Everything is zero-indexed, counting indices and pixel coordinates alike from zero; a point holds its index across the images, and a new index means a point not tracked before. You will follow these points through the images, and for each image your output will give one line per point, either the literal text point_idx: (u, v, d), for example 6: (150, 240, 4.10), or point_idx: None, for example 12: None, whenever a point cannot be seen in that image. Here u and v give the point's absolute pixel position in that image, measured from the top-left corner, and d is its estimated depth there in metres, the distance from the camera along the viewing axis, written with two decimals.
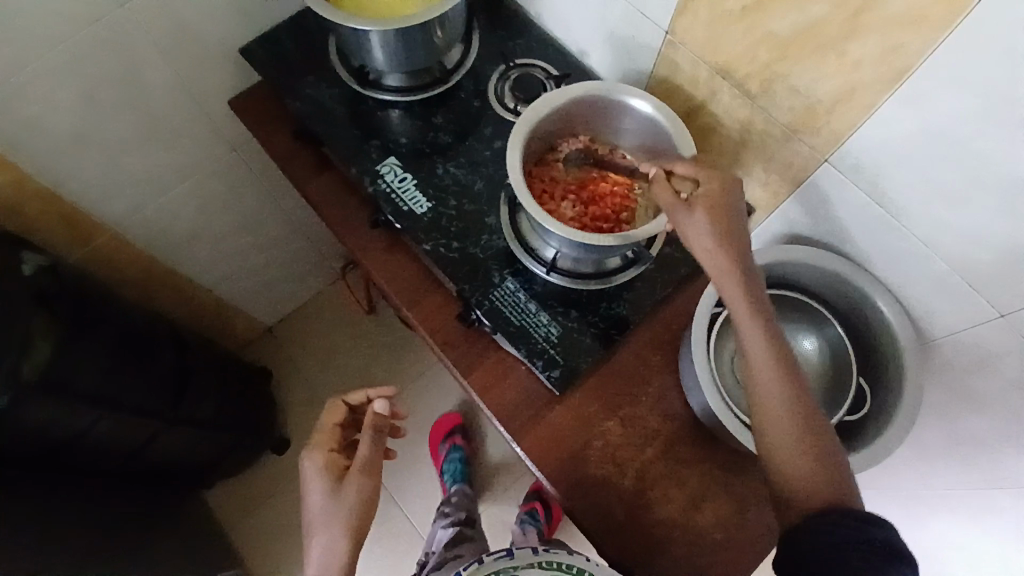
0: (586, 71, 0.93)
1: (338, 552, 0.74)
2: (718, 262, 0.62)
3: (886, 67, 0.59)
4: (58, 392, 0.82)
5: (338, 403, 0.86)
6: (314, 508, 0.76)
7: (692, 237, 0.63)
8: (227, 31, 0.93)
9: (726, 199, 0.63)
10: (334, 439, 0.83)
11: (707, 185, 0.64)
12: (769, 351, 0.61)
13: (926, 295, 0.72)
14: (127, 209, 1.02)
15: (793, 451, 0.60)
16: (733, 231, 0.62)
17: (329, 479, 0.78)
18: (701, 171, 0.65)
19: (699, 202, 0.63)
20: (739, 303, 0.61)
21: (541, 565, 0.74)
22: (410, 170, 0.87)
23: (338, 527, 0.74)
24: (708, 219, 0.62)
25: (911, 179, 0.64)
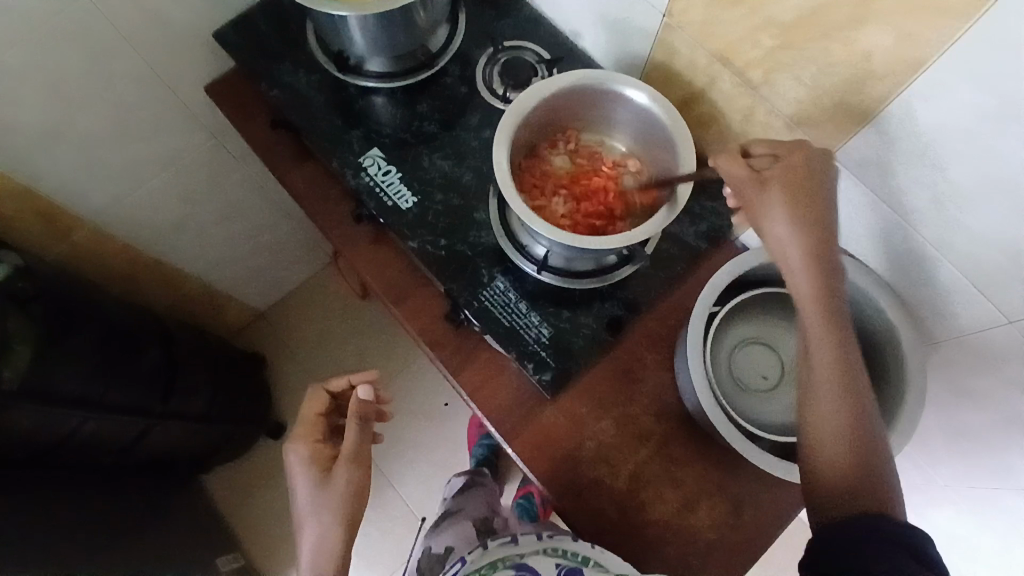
0: (580, 53, 0.88)
1: (332, 542, 0.75)
2: (788, 248, 0.58)
3: (899, 59, 0.55)
4: (44, 396, 0.80)
5: (318, 392, 0.83)
6: (305, 499, 0.77)
7: (767, 218, 0.58)
8: (200, 14, 0.88)
9: (810, 180, 0.58)
10: (318, 429, 0.82)
11: (784, 161, 0.59)
12: (833, 346, 0.58)
13: (933, 295, 0.69)
14: (106, 202, 0.99)
15: (843, 453, 0.56)
16: (819, 213, 0.57)
17: (317, 470, 0.78)
18: (782, 147, 0.60)
19: (777, 179, 0.58)
20: (809, 294, 0.58)
21: (546, 551, 0.71)
22: (394, 162, 0.83)
23: (330, 518, 0.75)
24: (784, 199, 0.57)
25: (921, 177, 0.60)
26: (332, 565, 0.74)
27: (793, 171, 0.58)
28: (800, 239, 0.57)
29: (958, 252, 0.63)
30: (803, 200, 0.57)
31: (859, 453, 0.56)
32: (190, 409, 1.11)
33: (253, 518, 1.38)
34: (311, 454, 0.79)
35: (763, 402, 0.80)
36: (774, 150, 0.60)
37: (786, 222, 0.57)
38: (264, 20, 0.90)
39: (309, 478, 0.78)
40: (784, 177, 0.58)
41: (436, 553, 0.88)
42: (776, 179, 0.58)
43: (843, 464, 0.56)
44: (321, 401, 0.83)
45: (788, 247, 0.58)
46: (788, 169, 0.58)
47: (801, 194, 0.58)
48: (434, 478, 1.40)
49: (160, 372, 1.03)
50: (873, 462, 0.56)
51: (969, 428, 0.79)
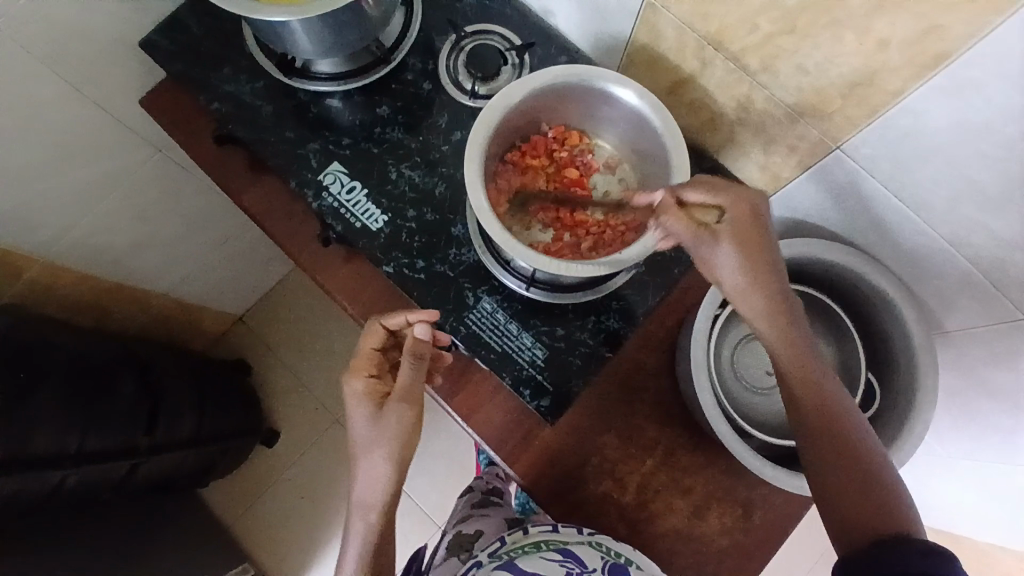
0: (551, 33, 0.79)
1: (382, 483, 0.69)
2: (749, 301, 0.57)
3: (920, 52, 0.50)
4: (19, 462, 0.75)
5: (377, 326, 0.68)
6: (359, 440, 0.68)
7: (721, 275, 0.57)
8: (121, 20, 0.77)
9: (755, 223, 0.56)
10: (373, 363, 0.69)
11: (730, 211, 0.56)
12: (814, 387, 0.56)
13: (942, 292, 0.67)
14: (52, 237, 0.90)
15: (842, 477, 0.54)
16: (764, 266, 0.57)
17: (371, 406, 0.68)
18: (718, 190, 0.57)
19: (725, 232, 0.56)
20: (781, 345, 0.57)
21: (591, 545, 0.69)
22: (357, 176, 0.76)
23: (384, 462, 0.67)
24: (735, 253, 0.56)
25: (942, 173, 0.57)
26: (378, 514, 0.69)
27: (744, 221, 0.56)
28: (760, 293, 0.57)
29: (977, 250, 0.60)
30: (755, 256, 0.56)
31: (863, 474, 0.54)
32: (180, 435, 1.04)
33: (257, 526, 1.37)
34: (365, 392, 0.68)
35: (771, 401, 0.76)
36: (717, 196, 0.57)
37: (737, 277, 0.56)
38: (194, 22, 0.80)
39: (361, 420, 0.68)
40: (732, 228, 0.56)
41: (468, 533, 0.92)
42: (726, 231, 0.56)
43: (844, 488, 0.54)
44: (379, 335, 0.69)
45: (746, 302, 0.57)
46: (735, 219, 0.56)
47: (752, 247, 0.56)
48: (438, 468, 1.32)
49: (141, 409, 0.95)
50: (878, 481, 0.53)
51: (980, 410, 0.78)
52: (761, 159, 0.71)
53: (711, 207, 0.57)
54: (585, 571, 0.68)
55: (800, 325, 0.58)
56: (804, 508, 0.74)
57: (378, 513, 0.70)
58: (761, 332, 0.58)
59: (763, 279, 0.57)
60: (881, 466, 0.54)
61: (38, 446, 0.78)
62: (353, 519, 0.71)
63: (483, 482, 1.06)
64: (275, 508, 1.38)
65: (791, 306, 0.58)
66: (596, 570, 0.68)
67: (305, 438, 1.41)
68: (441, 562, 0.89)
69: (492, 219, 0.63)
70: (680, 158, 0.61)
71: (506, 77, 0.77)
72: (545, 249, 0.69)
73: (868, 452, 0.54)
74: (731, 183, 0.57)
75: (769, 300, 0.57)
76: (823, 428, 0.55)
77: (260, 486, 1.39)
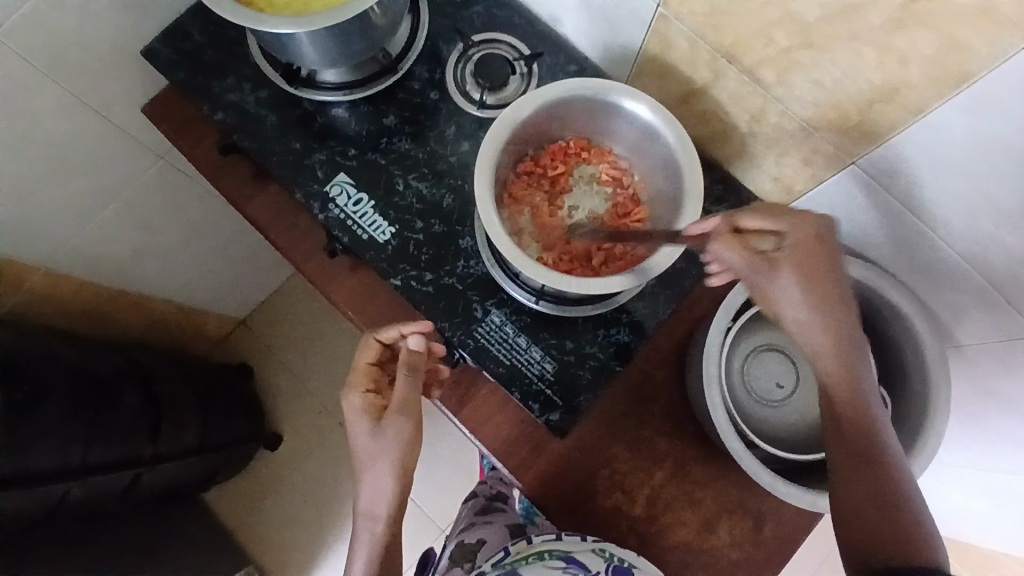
0: (560, 41, 0.78)
1: (387, 495, 0.68)
2: (807, 332, 0.57)
3: (942, 70, 0.49)
4: (25, 476, 0.75)
5: (371, 341, 0.68)
6: (362, 454, 0.67)
7: (778, 304, 0.57)
8: (122, 28, 0.76)
9: (822, 253, 0.57)
10: (370, 378, 0.69)
11: (793, 239, 0.57)
12: (861, 412, 0.56)
13: (956, 305, 0.67)
14: (52, 246, 0.89)
15: (871, 506, 0.53)
16: (830, 297, 0.57)
17: (370, 420, 0.67)
18: (786, 219, 0.58)
19: (786, 259, 0.57)
20: (831, 366, 0.57)
21: (596, 551, 0.68)
22: (365, 188, 0.75)
23: (388, 474, 0.66)
24: (799, 283, 0.56)
25: (960, 189, 0.56)
26: (385, 525, 0.69)
27: (808, 249, 0.57)
28: (820, 326, 0.57)
29: (992, 265, 0.60)
30: (821, 286, 0.57)
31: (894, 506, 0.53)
32: (182, 444, 1.03)
33: (261, 531, 1.37)
34: (363, 407, 0.67)
35: (781, 413, 0.76)
36: (780, 226, 0.58)
37: (800, 305, 0.57)
38: (197, 29, 0.79)
39: (361, 435, 0.66)
40: (792, 257, 0.57)
41: (471, 542, 0.90)
42: (789, 257, 0.57)
43: (870, 516, 0.53)
44: (374, 350, 0.69)
45: (803, 331, 0.57)
46: (800, 249, 0.57)
47: (816, 276, 0.57)
48: (441, 472, 1.31)
49: (144, 419, 0.94)
50: (910, 515, 0.52)
51: (990, 421, 0.77)
52: (773, 170, 0.70)
53: (772, 236, 0.58)
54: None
55: (863, 362, 0.57)
56: (814, 521, 0.74)
57: (384, 524, 0.69)
58: (815, 363, 0.58)
59: (827, 310, 0.57)
60: (917, 504, 0.53)
61: (42, 460, 0.77)
62: (359, 531, 0.70)
63: (485, 487, 1.03)
64: (279, 513, 1.38)
65: (855, 342, 0.58)
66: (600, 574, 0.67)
67: (308, 442, 1.41)
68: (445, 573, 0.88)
69: (503, 234, 0.63)
70: (692, 171, 0.62)
71: (515, 86, 0.76)
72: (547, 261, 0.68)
73: (904, 488, 0.54)
74: (799, 212, 0.58)
75: (834, 332, 0.57)
76: (861, 458, 0.55)
77: (263, 491, 1.39)
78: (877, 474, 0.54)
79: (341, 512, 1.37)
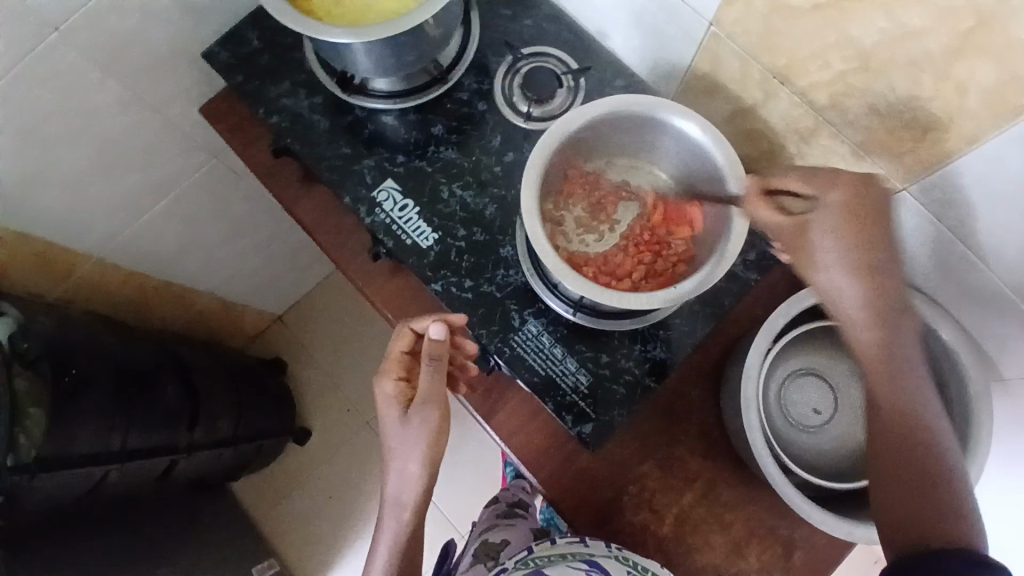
0: (609, 56, 0.79)
1: (415, 481, 0.69)
2: (850, 299, 0.56)
3: (999, 101, 0.49)
4: (67, 459, 0.78)
5: (405, 330, 0.67)
6: (392, 441, 0.69)
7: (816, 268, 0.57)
8: (186, 32, 0.80)
9: (873, 207, 0.55)
10: (403, 366, 0.68)
11: (826, 199, 0.56)
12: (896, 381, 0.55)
13: (1004, 337, 0.65)
14: (103, 237, 0.93)
15: (906, 475, 0.52)
16: (871, 254, 0.55)
17: (400, 407, 0.68)
18: (817, 184, 0.57)
19: (826, 216, 0.56)
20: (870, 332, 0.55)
21: (619, 558, 0.67)
22: (410, 194, 0.76)
23: (415, 461, 0.68)
24: (836, 238, 0.56)
25: (1015, 221, 0.55)
26: (411, 513, 0.70)
27: (844, 207, 0.56)
28: (861, 290, 0.55)
29: None
30: (862, 248, 0.55)
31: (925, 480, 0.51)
32: (218, 434, 1.06)
33: (284, 523, 1.39)
34: (394, 395, 0.68)
35: (816, 439, 0.74)
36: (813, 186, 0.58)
37: (839, 267, 0.56)
38: (256, 35, 0.81)
39: (392, 422, 0.69)
40: (827, 217, 0.56)
41: (494, 541, 0.90)
42: (824, 218, 0.56)
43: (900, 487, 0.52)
44: (407, 339, 0.67)
45: (843, 299, 0.56)
46: (832, 209, 0.56)
47: (854, 233, 0.55)
48: (464, 478, 1.32)
49: (182, 410, 0.97)
50: (942, 488, 0.50)
51: None
52: None
53: (808, 200, 0.58)
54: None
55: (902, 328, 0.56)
56: (846, 551, 0.73)
57: (411, 512, 0.70)
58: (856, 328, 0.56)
59: (868, 273, 0.55)
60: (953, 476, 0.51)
61: (82, 446, 0.80)
62: (385, 515, 0.72)
63: (508, 494, 1.02)
64: (302, 507, 1.40)
65: (900, 306, 0.56)
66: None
67: (334, 439, 1.43)
68: (467, 568, 0.88)
69: (545, 244, 0.63)
70: (741, 190, 0.62)
71: (561, 100, 0.77)
72: (590, 274, 0.68)
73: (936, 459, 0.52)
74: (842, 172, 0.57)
75: (876, 299, 0.55)
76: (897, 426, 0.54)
77: (287, 484, 1.41)
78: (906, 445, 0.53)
79: (362, 511, 1.39)
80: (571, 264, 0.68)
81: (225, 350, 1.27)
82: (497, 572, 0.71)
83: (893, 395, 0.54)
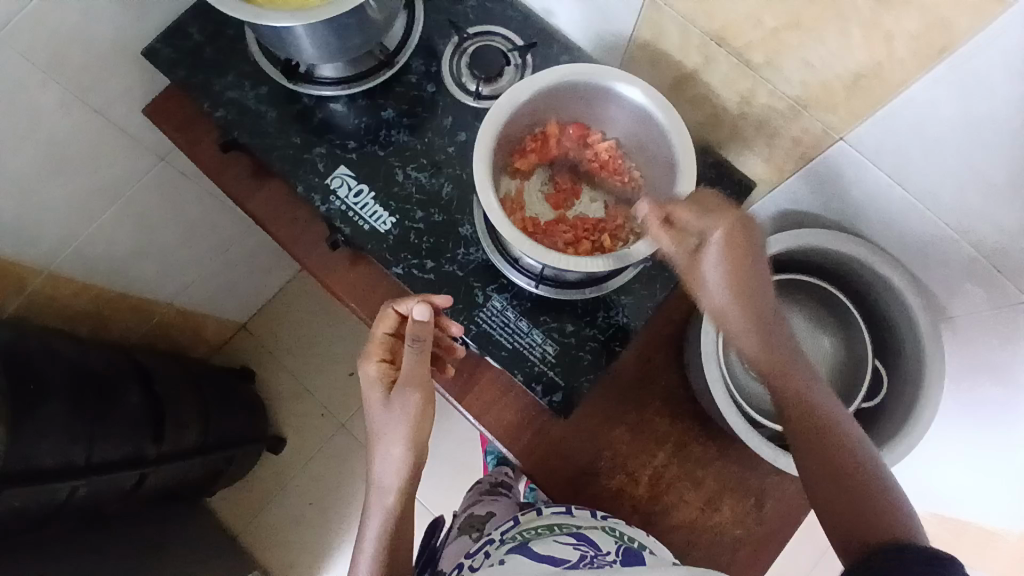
0: (554, 33, 0.80)
1: (399, 466, 0.68)
2: (734, 325, 0.59)
3: (924, 44, 0.51)
4: (29, 478, 0.75)
5: (388, 312, 0.67)
6: (376, 425, 0.68)
7: (703, 289, 0.59)
8: (122, 30, 0.78)
9: (746, 238, 0.57)
10: (386, 348, 0.68)
11: (718, 229, 0.57)
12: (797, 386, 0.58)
13: (948, 277, 0.69)
14: (51, 248, 0.90)
15: (824, 470, 0.56)
16: (746, 279, 0.58)
17: (383, 389, 0.67)
18: (704, 215, 0.58)
19: (711, 249, 0.57)
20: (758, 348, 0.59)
21: (604, 529, 0.68)
22: (365, 180, 0.76)
23: (399, 446, 0.67)
24: (722, 269, 0.57)
25: (947, 160, 0.58)
26: (396, 496, 0.69)
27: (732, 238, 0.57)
28: (742, 307, 0.58)
29: (980, 236, 0.62)
30: (739, 272, 0.58)
31: (862, 484, 0.54)
32: (185, 443, 1.03)
33: (265, 531, 1.37)
34: (377, 377, 0.68)
35: None
36: (701, 218, 0.58)
37: (723, 289, 0.58)
38: (196, 29, 0.80)
39: (376, 405, 0.68)
40: (716, 250, 0.57)
41: (480, 514, 0.89)
42: (711, 250, 0.57)
43: (837, 497, 0.55)
44: (391, 320, 0.67)
45: (730, 320, 0.59)
46: (721, 241, 0.57)
47: (738, 259, 0.57)
48: (445, 470, 1.32)
49: (147, 418, 0.94)
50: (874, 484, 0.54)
51: (985, 395, 0.79)
52: (764, 151, 0.72)
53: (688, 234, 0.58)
54: (601, 552, 0.63)
55: (786, 345, 0.59)
56: None
57: (396, 496, 0.69)
58: (743, 349, 0.60)
59: (745, 294, 0.58)
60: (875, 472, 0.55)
61: (48, 459, 0.77)
62: (372, 500, 0.70)
63: (491, 478, 1.02)
64: (282, 514, 1.38)
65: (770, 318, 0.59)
66: (610, 552, 0.64)
67: (309, 443, 1.41)
68: (452, 540, 0.87)
69: (502, 216, 0.64)
70: (687, 151, 0.64)
71: (510, 77, 0.77)
72: (545, 240, 0.71)
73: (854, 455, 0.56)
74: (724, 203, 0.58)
75: (754, 317, 0.58)
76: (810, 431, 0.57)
77: (264, 494, 1.38)
78: (828, 444, 0.56)
79: (345, 514, 1.37)
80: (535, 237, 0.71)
81: (188, 359, 1.23)
82: (482, 544, 0.72)
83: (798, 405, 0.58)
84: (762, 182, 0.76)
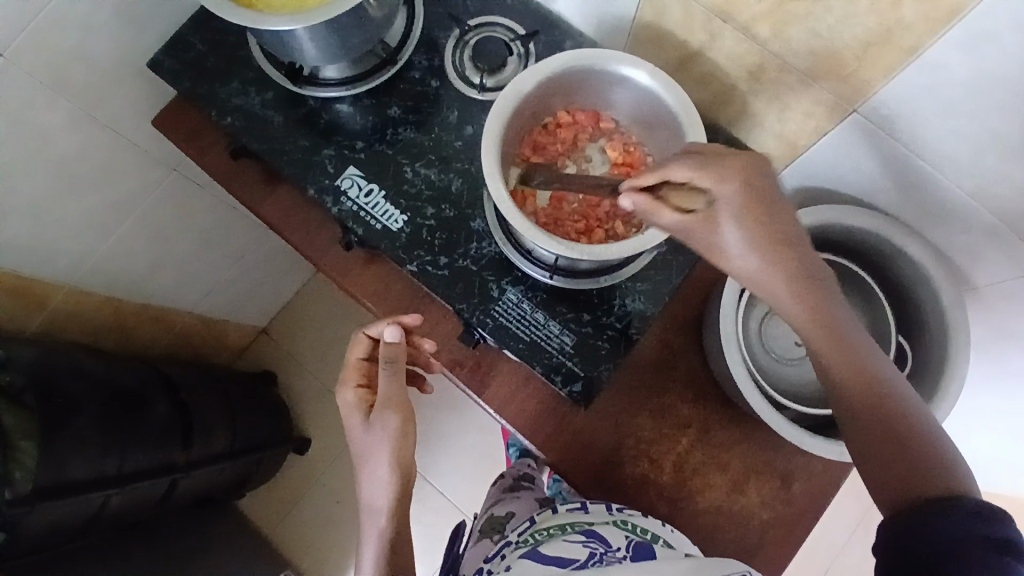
0: (555, 19, 0.80)
1: (386, 487, 0.68)
2: (762, 282, 0.53)
3: (935, 8, 0.50)
4: (60, 493, 0.76)
5: (360, 337, 0.69)
6: (360, 450, 0.68)
7: (723, 250, 0.53)
8: (126, 43, 0.79)
9: (762, 186, 0.52)
10: (361, 373, 0.70)
11: (729, 185, 0.52)
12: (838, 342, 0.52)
13: (971, 247, 0.67)
14: (71, 263, 0.92)
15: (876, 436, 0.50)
16: (772, 232, 0.52)
17: (361, 413, 0.68)
18: (705, 172, 0.53)
19: (728, 203, 0.52)
20: (790, 304, 0.53)
21: (616, 523, 0.67)
22: (374, 179, 0.76)
23: (384, 468, 0.67)
24: (742, 225, 0.52)
25: (967, 125, 0.56)
26: (388, 519, 0.69)
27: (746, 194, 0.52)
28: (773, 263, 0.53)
29: (1003, 202, 0.60)
30: (761, 227, 0.52)
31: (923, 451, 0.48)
32: (214, 449, 1.05)
33: (295, 532, 1.39)
34: (355, 402, 0.69)
35: (801, 372, 0.76)
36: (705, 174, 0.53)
37: (746, 250, 0.52)
38: (198, 38, 0.80)
39: (356, 429, 0.69)
40: (731, 206, 0.52)
41: (499, 515, 0.89)
42: (727, 204, 0.52)
43: (892, 466, 0.48)
44: (364, 345, 0.69)
45: (759, 277, 0.53)
46: (732, 195, 0.52)
47: (757, 216, 0.52)
48: (469, 463, 1.33)
49: (175, 426, 0.96)
50: (934, 450, 0.48)
51: (1013, 363, 0.77)
52: (776, 128, 0.71)
53: (698, 193, 0.54)
54: (610, 549, 0.63)
55: (830, 300, 0.53)
56: (842, 474, 0.74)
57: (387, 518, 0.69)
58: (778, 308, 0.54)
59: (775, 248, 0.52)
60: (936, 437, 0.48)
61: (77, 472, 0.79)
62: (365, 526, 0.70)
63: (514, 470, 1.03)
64: (311, 514, 1.40)
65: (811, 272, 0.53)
66: (621, 548, 0.63)
67: (333, 442, 1.42)
68: (473, 546, 0.87)
69: (513, 208, 0.63)
70: (697, 129, 0.63)
71: (513, 67, 0.77)
72: (555, 229, 0.70)
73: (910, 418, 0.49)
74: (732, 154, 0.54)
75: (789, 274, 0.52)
76: (859, 392, 0.51)
77: (292, 494, 1.41)
78: (877, 406, 0.50)
79: None
80: (547, 225, 0.71)
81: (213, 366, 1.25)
82: (501, 547, 0.71)
83: (845, 363, 0.51)
84: (775, 159, 0.75)
